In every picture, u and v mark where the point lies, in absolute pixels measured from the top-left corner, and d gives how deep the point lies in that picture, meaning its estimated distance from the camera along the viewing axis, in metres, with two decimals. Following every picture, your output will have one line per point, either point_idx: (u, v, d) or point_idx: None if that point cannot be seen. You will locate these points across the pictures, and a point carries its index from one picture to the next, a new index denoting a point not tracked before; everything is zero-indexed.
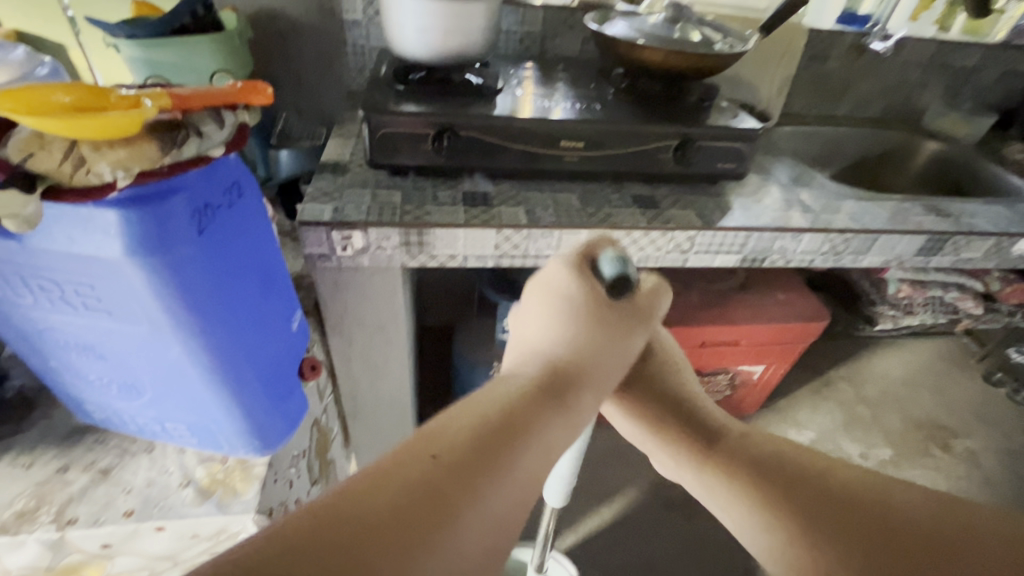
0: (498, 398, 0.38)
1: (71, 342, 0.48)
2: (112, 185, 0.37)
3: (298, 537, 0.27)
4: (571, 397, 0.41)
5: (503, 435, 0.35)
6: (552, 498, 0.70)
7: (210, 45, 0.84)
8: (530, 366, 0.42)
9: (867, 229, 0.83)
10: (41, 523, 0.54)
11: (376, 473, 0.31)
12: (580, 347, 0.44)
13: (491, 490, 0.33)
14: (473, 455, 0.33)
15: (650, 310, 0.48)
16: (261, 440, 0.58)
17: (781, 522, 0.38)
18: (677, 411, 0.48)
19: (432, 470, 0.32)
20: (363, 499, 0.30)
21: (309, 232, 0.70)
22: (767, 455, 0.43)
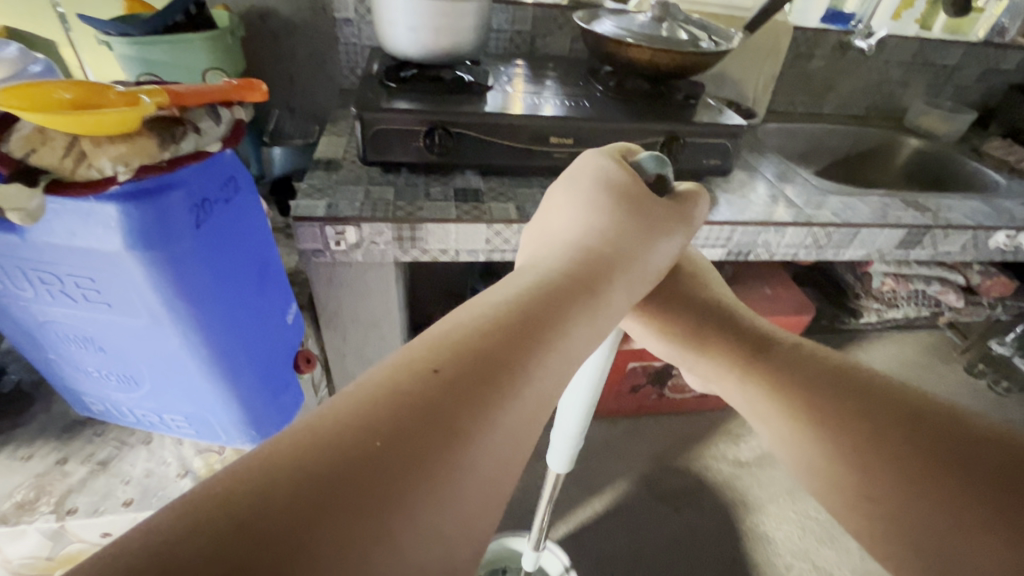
0: (522, 290, 0.34)
1: (71, 335, 0.49)
2: (113, 179, 0.38)
3: (277, 466, 0.23)
4: (603, 294, 0.37)
5: (528, 331, 0.31)
6: (557, 463, 0.66)
7: (203, 43, 0.85)
8: (560, 252, 0.39)
9: (848, 223, 0.85)
10: (41, 513, 0.55)
11: (368, 392, 0.26)
12: (614, 241, 0.40)
13: (507, 402, 0.29)
14: (484, 363, 0.29)
15: (687, 212, 0.46)
16: (257, 431, 0.60)
17: (821, 437, 0.38)
18: (720, 326, 0.47)
19: (435, 384, 0.27)
20: (353, 419, 0.25)
21: (303, 227, 0.71)
22: (818, 368, 0.42)
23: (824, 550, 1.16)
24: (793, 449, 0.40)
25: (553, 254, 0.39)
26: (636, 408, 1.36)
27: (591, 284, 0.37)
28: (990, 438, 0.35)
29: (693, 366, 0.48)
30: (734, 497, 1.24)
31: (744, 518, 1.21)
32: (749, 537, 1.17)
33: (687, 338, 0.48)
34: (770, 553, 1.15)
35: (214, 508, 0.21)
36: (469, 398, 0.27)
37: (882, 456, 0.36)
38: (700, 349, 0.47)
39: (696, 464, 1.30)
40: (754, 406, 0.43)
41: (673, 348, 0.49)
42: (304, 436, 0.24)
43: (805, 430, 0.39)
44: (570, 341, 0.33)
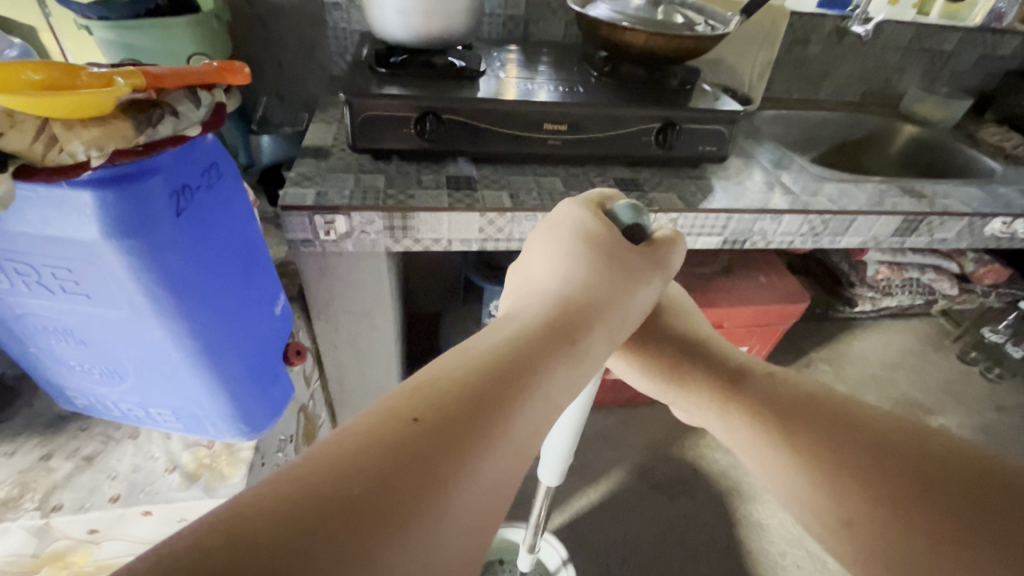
0: (498, 342, 0.33)
1: (50, 327, 0.48)
2: (86, 164, 0.36)
3: (256, 515, 0.22)
4: (583, 342, 0.36)
5: (506, 384, 0.31)
6: (548, 476, 0.65)
7: (185, 28, 0.82)
8: (535, 304, 0.37)
9: (844, 210, 0.85)
10: (25, 510, 0.54)
11: (347, 438, 0.26)
12: (597, 286, 0.39)
13: (486, 447, 0.28)
14: (465, 411, 0.28)
15: (666, 258, 0.43)
16: (247, 424, 0.58)
17: (803, 464, 0.37)
18: (698, 360, 0.46)
19: (418, 432, 0.27)
20: (333, 468, 0.24)
21: (292, 217, 0.69)
22: (797, 396, 0.41)
23: None
24: (778, 481, 0.39)
25: (532, 303, 0.38)
26: (631, 398, 1.36)
27: (570, 332, 0.35)
28: (974, 463, 0.33)
29: (675, 399, 0.47)
30: (729, 486, 1.25)
31: (738, 506, 1.21)
32: (743, 525, 1.18)
33: (666, 370, 0.47)
34: (764, 541, 1.15)
35: (194, 559, 0.20)
36: (451, 444, 0.27)
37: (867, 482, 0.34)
38: (681, 381, 0.46)
39: (691, 454, 1.30)
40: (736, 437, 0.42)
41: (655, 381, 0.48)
42: (284, 485, 0.24)
43: (787, 459, 0.38)
44: (550, 391, 0.33)
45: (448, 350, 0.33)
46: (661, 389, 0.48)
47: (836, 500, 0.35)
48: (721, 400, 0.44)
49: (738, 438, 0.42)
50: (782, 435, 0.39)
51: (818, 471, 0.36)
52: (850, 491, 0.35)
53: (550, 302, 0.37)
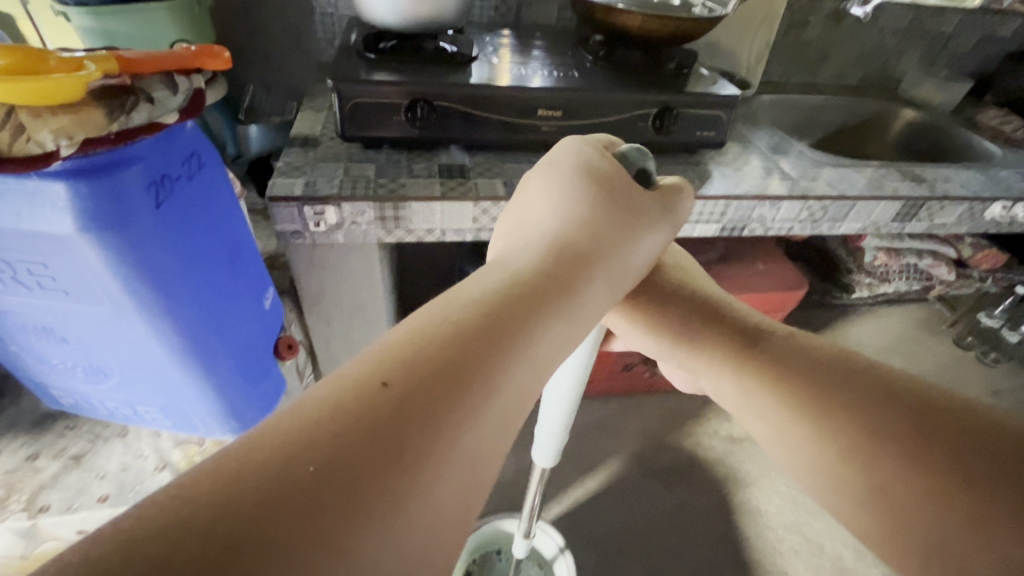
0: (480, 294, 0.30)
1: (30, 325, 0.46)
2: (55, 154, 0.34)
3: (217, 491, 0.20)
4: (575, 295, 0.33)
5: (489, 339, 0.28)
6: (542, 456, 0.64)
7: (166, 14, 0.80)
8: (534, 244, 0.35)
9: (844, 196, 0.83)
10: (12, 511, 0.52)
11: (328, 404, 0.24)
12: (587, 238, 0.36)
13: (480, 401, 0.26)
14: (444, 371, 0.26)
15: (673, 205, 0.43)
16: (238, 420, 0.57)
17: (819, 421, 0.37)
18: (708, 324, 0.46)
19: (385, 397, 0.24)
20: (298, 439, 0.22)
21: (280, 208, 0.68)
22: (819, 357, 0.40)
23: (816, 523, 1.17)
24: (786, 439, 0.38)
25: (518, 252, 0.35)
26: (629, 387, 1.36)
27: (561, 282, 0.33)
28: (998, 430, 0.33)
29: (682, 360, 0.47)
30: (727, 473, 1.25)
31: (736, 493, 1.21)
32: (741, 512, 1.18)
33: (674, 328, 0.47)
34: (762, 527, 1.16)
35: (143, 541, 0.18)
36: (431, 406, 0.25)
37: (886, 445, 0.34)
38: (690, 340, 0.46)
39: (689, 441, 1.30)
40: (747, 397, 0.42)
41: (662, 342, 0.47)
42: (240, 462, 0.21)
43: (804, 419, 0.38)
44: (540, 343, 0.30)
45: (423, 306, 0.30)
46: (669, 349, 0.47)
47: (851, 458, 0.35)
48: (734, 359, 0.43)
49: (746, 397, 0.42)
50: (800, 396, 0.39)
51: (835, 430, 0.36)
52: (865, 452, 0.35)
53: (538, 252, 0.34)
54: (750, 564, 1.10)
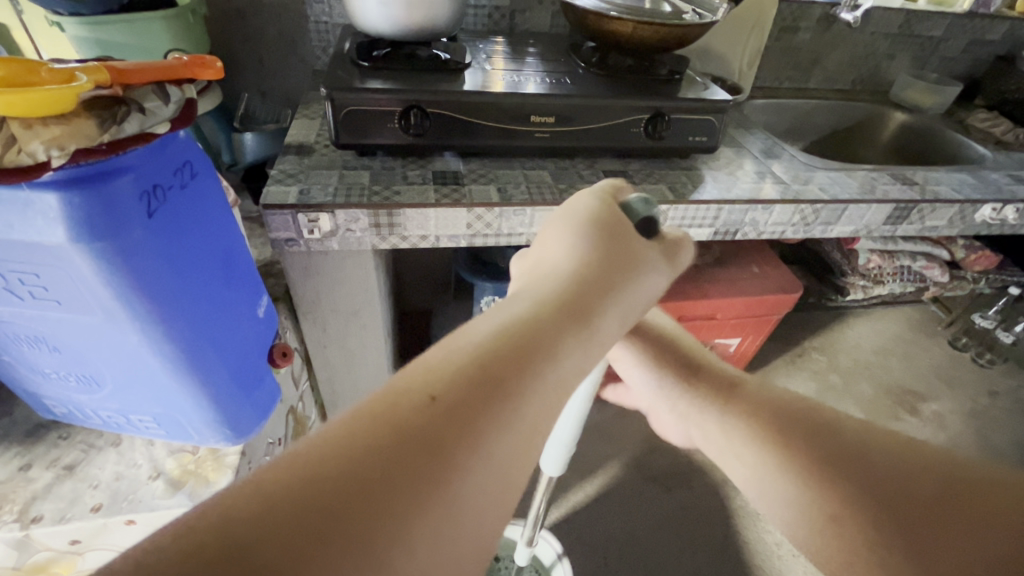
0: (513, 317, 0.31)
1: (22, 335, 0.46)
2: (47, 164, 0.34)
3: (253, 505, 0.21)
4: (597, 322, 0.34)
5: (520, 364, 0.29)
6: (552, 466, 0.64)
7: (161, 24, 0.80)
8: (543, 281, 0.35)
9: (836, 199, 0.84)
10: (4, 522, 0.52)
11: (342, 434, 0.24)
12: (608, 265, 0.37)
13: (489, 438, 0.27)
14: (479, 391, 0.27)
15: (676, 254, 0.43)
16: (232, 429, 0.57)
17: (784, 459, 0.42)
18: (691, 372, 0.53)
19: (431, 412, 0.26)
20: (344, 449, 0.24)
21: (275, 216, 0.68)
22: (782, 405, 0.47)
23: None
24: (757, 475, 0.44)
25: (549, 276, 0.36)
26: None
27: (585, 309, 0.34)
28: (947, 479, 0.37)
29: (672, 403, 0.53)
30: (725, 477, 1.25)
31: (734, 497, 1.21)
32: (739, 516, 1.18)
33: (665, 372, 0.54)
34: (760, 531, 1.16)
35: (191, 544, 0.20)
36: (465, 427, 0.26)
37: (841, 481, 0.39)
38: (678, 384, 0.53)
39: (686, 445, 1.30)
40: (726, 437, 0.47)
41: (655, 383, 0.54)
42: (287, 467, 0.23)
43: (777, 460, 0.43)
44: (565, 370, 0.31)
45: (465, 323, 0.32)
46: (661, 391, 0.54)
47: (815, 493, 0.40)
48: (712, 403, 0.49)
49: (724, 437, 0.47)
50: (772, 441, 0.44)
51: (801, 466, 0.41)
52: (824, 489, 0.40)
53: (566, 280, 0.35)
54: (749, 568, 1.10)
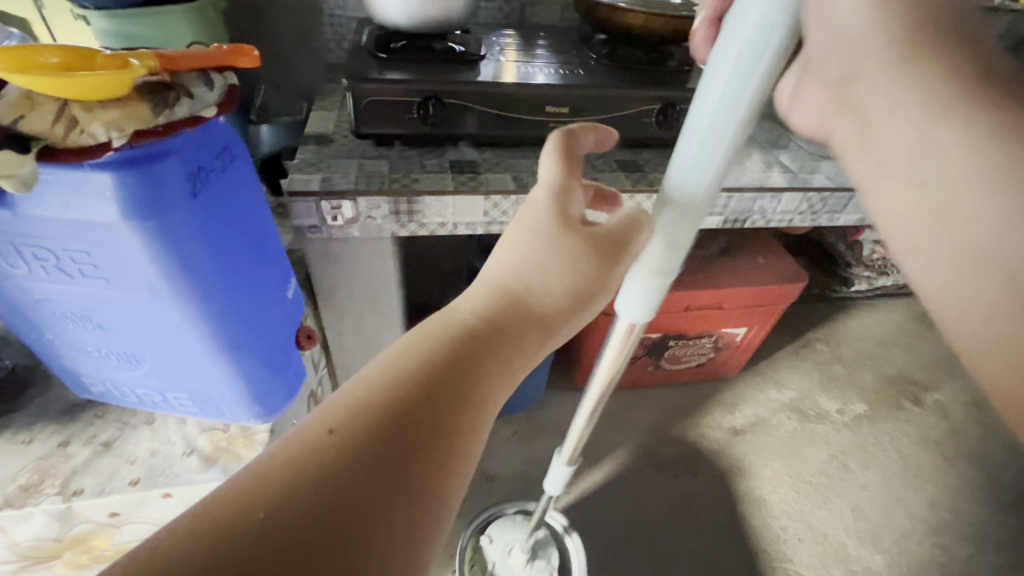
0: (416, 356, 0.36)
1: (69, 313, 0.48)
2: (109, 145, 0.37)
3: (180, 543, 0.25)
4: (515, 342, 0.39)
5: (428, 383, 0.34)
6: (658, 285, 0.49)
7: (183, 18, 0.82)
8: (479, 305, 0.40)
9: (843, 188, 0.86)
10: (47, 494, 0.55)
11: (278, 474, 0.29)
12: (518, 273, 0.41)
13: (397, 478, 0.30)
14: (384, 418, 0.32)
15: (627, 241, 0.42)
16: (262, 406, 0.59)
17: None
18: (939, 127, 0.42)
19: (330, 443, 0.30)
20: (269, 483, 0.28)
21: (298, 203, 0.70)
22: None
23: (819, 511, 1.19)
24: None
25: (466, 310, 0.40)
26: (633, 381, 1.38)
27: (505, 328, 0.39)
28: None
29: (926, 131, 0.30)
30: (732, 465, 1.26)
31: (741, 483, 1.23)
32: (746, 502, 1.20)
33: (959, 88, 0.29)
34: (765, 516, 1.18)
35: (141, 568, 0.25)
36: (379, 456, 0.30)
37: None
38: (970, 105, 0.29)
39: (693, 433, 1.32)
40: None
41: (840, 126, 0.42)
42: (208, 513, 0.27)
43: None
44: (476, 381, 0.36)
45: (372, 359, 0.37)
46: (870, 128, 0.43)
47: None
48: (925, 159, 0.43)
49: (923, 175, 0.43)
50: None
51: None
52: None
53: (487, 295, 0.41)
54: (754, 554, 1.12)
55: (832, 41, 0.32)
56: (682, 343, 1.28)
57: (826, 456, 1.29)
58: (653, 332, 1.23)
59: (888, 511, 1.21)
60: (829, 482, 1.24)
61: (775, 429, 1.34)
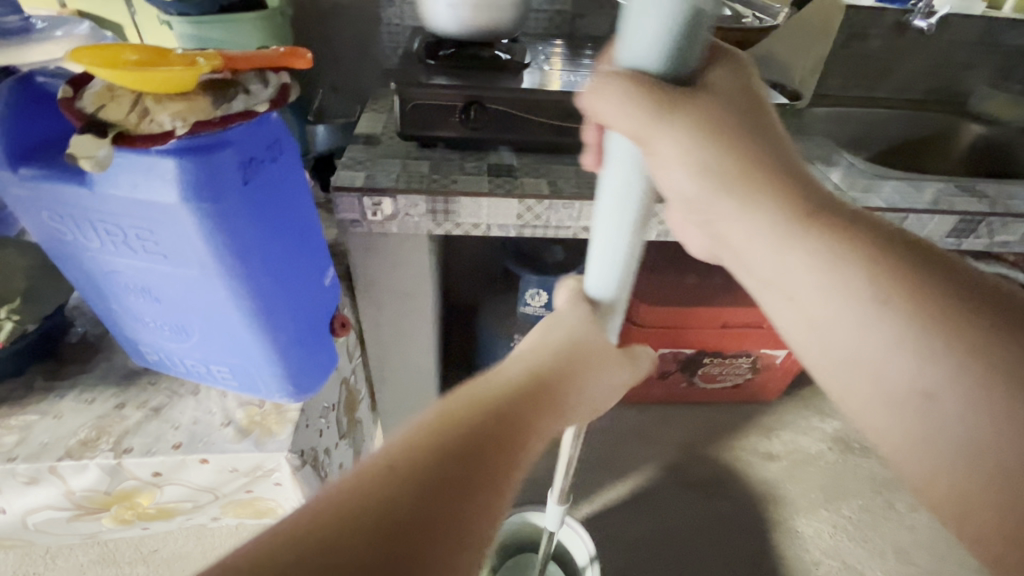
0: (468, 404, 0.38)
1: (132, 285, 0.53)
2: (172, 133, 0.40)
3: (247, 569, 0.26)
4: (547, 398, 0.42)
5: (479, 428, 0.36)
6: (642, 57, 0.34)
7: (249, 25, 0.89)
8: (520, 369, 0.44)
9: (895, 209, 0.82)
10: (102, 449, 0.60)
11: (337, 505, 0.30)
12: (543, 344, 0.47)
13: (450, 512, 0.31)
14: (437, 462, 0.33)
15: (633, 361, 0.51)
16: (295, 385, 0.63)
17: (915, 371, 0.36)
18: (794, 160, 0.41)
19: (387, 485, 0.31)
20: (332, 516, 0.29)
21: (342, 198, 0.74)
22: (898, 238, 0.40)
23: (857, 550, 1.12)
24: (820, 321, 0.40)
25: (509, 370, 0.43)
26: (666, 396, 1.36)
27: (546, 388, 0.42)
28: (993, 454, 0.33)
29: (781, 252, 0.41)
30: (766, 492, 1.22)
31: (774, 511, 1.18)
32: (777, 531, 1.15)
33: (872, 283, 0.37)
34: (797, 548, 1.12)
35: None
36: (432, 492, 0.32)
37: (944, 367, 0.35)
38: (886, 288, 0.37)
39: (726, 455, 1.28)
40: (817, 278, 0.39)
41: (709, 181, 0.40)
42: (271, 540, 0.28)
43: (891, 314, 0.36)
44: (522, 431, 0.38)
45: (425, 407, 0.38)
46: (734, 193, 0.40)
47: (936, 405, 0.35)
48: (798, 229, 0.40)
49: (808, 285, 0.40)
50: (912, 307, 0.36)
51: (898, 336, 0.36)
52: (976, 413, 0.33)
53: (522, 359, 0.45)
54: None
55: (689, 193, 0.41)
56: (717, 361, 1.25)
57: (870, 492, 1.22)
58: (687, 348, 1.21)
59: (937, 557, 1.13)
60: (872, 520, 1.18)
61: (815, 458, 1.28)
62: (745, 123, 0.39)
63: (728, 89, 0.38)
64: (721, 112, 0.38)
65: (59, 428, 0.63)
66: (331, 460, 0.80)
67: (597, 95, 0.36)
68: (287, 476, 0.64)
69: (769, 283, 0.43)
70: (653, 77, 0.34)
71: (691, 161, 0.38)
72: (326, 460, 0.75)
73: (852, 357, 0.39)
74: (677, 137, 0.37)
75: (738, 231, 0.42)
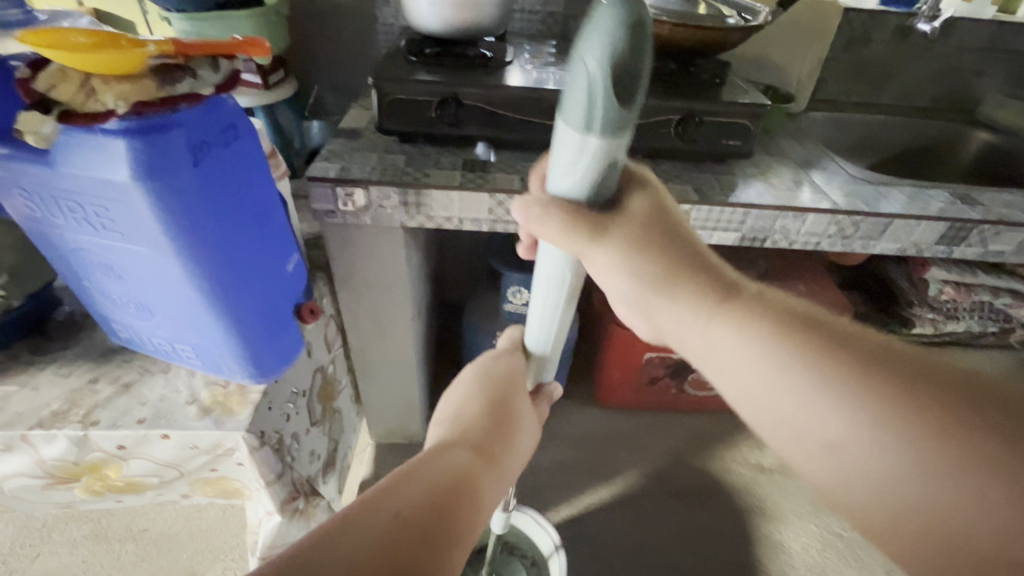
0: (447, 458, 0.44)
1: (97, 263, 0.56)
2: (114, 113, 0.43)
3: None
4: (495, 454, 0.49)
5: (457, 475, 0.43)
6: (568, 189, 0.37)
7: (247, 19, 0.92)
8: (474, 428, 0.50)
9: (878, 214, 0.80)
10: (71, 421, 0.63)
11: (361, 531, 0.34)
12: (487, 400, 0.53)
13: (446, 548, 0.37)
14: (433, 503, 0.39)
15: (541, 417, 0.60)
16: (256, 367, 0.65)
17: (853, 446, 0.37)
18: (698, 247, 0.45)
19: (401, 523, 0.36)
20: (359, 540, 0.33)
21: (316, 187, 0.76)
22: (801, 309, 0.43)
23: (844, 568, 1.08)
24: (755, 401, 0.42)
25: (466, 427, 0.50)
26: (657, 403, 1.34)
27: (495, 446, 0.50)
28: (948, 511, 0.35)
29: (708, 334, 0.44)
30: (752, 504, 1.19)
31: (760, 525, 1.15)
32: (761, 544, 1.12)
33: (789, 359, 0.40)
34: (781, 562, 1.09)
35: None
36: (432, 528, 0.37)
37: (868, 430, 0.36)
38: (805, 363, 0.39)
39: (714, 465, 1.26)
40: (740, 354, 0.42)
41: (641, 283, 0.44)
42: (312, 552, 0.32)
43: (815, 386, 0.38)
44: (486, 484, 0.45)
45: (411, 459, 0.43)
46: (656, 286, 0.44)
47: (873, 472, 0.37)
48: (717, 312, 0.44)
49: (740, 361, 0.42)
50: (832, 378, 0.38)
51: (825, 409, 0.38)
52: (917, 472, 0.35)
53: (475, 412, 0.52)
54: None
55: (622, 292, 0.45)
56: None
57: None
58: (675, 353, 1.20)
59: None
60: (863, 539, 1.13)
61: None
62: (670, 230, 0.44)
63: (653, 207, 0.43)
64: (649, 231, 0.42)
65: (35, 398, 0.66)
66: (300, 446, 0.81)
67: (533, 220, 0.39)
68: (246, 456, 0.65)
69: (710, 362, 0.45)
70: (580, 208, 0.38)
71: (627, 270, 0.43)
72: (293, 445, 0.76)
73: (791, 431, 0.40)
74: (612, 253, 0.41)
75: (667, 318, 0.46)
